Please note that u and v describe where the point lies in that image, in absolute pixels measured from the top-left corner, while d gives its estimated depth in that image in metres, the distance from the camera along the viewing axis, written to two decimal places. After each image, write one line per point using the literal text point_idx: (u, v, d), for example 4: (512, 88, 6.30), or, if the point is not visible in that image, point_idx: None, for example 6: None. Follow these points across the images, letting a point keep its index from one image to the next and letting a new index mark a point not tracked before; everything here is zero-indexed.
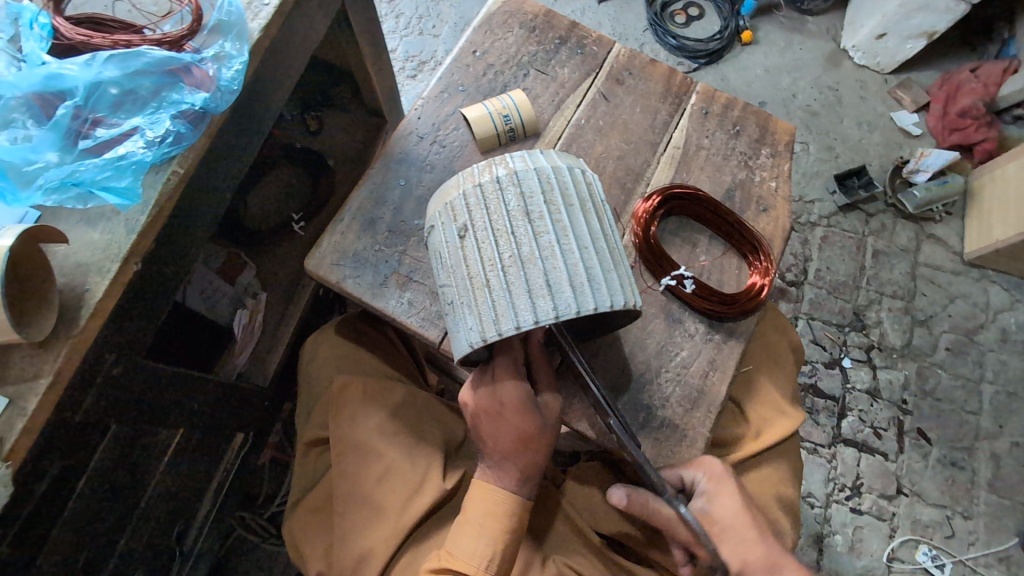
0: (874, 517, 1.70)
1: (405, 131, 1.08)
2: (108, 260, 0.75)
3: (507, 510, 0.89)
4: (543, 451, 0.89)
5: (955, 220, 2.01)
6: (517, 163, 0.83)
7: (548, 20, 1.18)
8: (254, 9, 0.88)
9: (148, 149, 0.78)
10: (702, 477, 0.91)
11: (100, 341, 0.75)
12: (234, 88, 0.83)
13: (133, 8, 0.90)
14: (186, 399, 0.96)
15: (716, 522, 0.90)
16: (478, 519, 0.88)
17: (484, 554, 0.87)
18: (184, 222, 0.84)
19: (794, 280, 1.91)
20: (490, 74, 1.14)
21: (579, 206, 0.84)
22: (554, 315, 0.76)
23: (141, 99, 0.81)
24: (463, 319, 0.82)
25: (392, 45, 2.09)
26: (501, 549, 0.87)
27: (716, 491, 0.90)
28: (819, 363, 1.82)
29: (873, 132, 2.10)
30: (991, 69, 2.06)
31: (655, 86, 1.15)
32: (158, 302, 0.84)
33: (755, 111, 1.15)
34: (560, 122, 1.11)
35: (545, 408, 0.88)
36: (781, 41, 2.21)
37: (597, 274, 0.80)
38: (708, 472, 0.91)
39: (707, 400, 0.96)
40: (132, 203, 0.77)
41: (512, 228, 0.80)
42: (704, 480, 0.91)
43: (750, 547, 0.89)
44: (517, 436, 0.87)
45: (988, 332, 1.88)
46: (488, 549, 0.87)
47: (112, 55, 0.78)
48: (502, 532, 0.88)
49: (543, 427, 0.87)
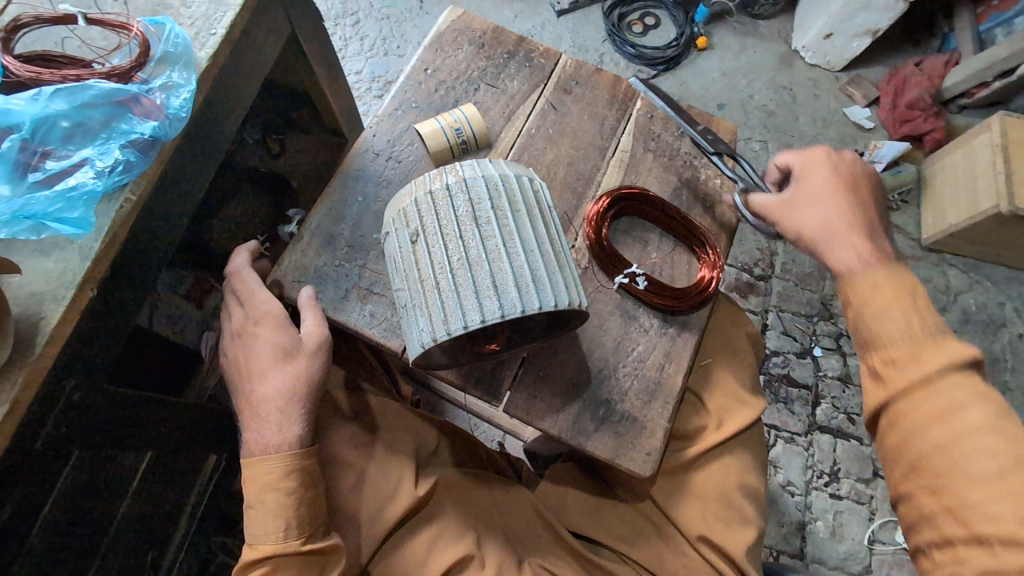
0: (853, 501, 1.74)
1: (361, 148, 1.11)
2: (62, 288, 0.77)
3: (314, 384, 0.92)
4: (324, 357, 0.93)
5: (911, 208, 2.09)
6: (466, 171, 0.86)
7: (495, 36, 1.23)
8: (201, 40, 0.91)
9: (98, 178, 0.80)
10: (799, 162, 1.06)
11: (58, 368, 0.77)
12: (183, 114, 0.86)
13: (83, 44, 0.91)
14: (152, 423, 0.97)
15: (802, 196, 1.02)
16: (315, 493, 0.91)
17: (290, 446, 0.89)
18: (142, 246, 0.87)
19: (762, 274, 1.97)
20: (441, 90, 1.17)
21: (525, 212, 0.87)
22: (500, 314, 0.80)
23: (92, 131, 0.83)
24: (415, 321, 0.85)
25: (358, 67, 2.13)
26: (296, 508, 0.88)
27: (809, 171, 1.04)
28: (791, 355, 1.87)
29: (827, 128, 2.19)
30: (934, 62, 2.16)
31: (602, 93, 1.20)
32: (121, 328, 0.86)
33: (697, 113, 1.21)
34: (512, 132, 1.15)
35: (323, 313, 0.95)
36: (734, 45, 2.30)
37: (542, 275, 0.83)
38: (810, 158, 1.05)
39: (664, 391, 0.99)
40: (85, 233, 0.79)
41: (460, 233, 0.84)
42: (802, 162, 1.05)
43: (808, 219, 1.00)
44: (274, 348, 0.91)
45: (950, 313, 1.95)
46: (289, 480, 0.87)
47: (57, 89, 0.80)
48: (290, 476, 0.88)
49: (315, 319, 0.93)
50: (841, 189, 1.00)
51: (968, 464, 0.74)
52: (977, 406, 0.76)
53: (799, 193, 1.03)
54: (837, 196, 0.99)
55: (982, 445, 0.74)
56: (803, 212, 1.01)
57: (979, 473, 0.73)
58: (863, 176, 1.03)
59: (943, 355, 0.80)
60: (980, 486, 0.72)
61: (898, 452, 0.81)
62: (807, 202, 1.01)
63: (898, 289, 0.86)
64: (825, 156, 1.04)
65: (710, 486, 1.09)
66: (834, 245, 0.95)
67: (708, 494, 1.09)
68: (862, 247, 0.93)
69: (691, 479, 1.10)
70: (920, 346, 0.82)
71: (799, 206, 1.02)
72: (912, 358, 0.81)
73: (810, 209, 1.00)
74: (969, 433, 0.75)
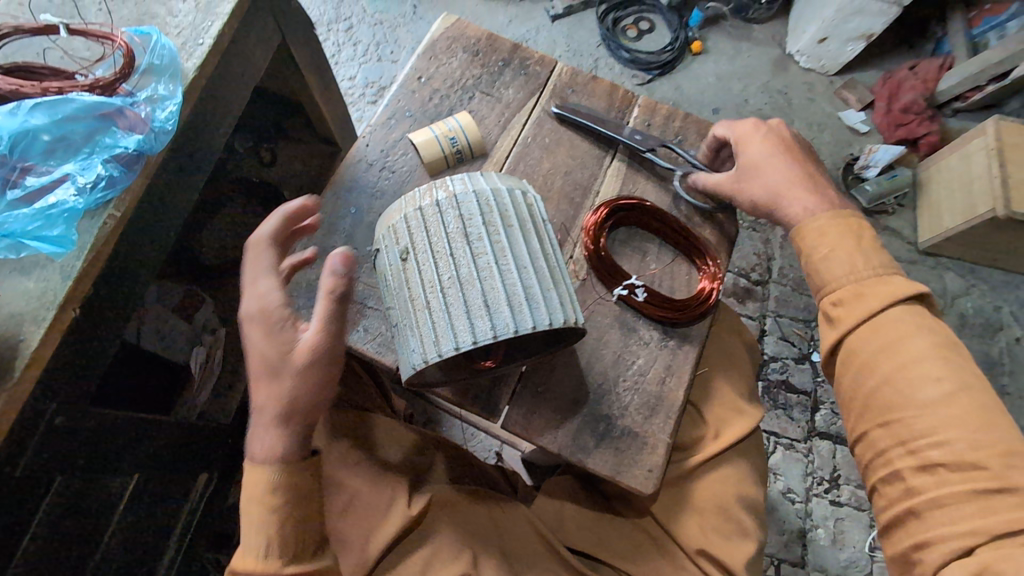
0: (853, 508, 1.72)
1: (354, 158, 1.09)
2: (43, 308, 0.74)
3: (307, 403, 0.81)
4: (316, 377, 0.80)
5: (907, 212, 2.09)
6: (456, 186, 0.84)
7: (490, 43, 1.21)
8: (187, 50, 0.89)
9: (79, 195, 0.78)
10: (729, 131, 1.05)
11: (39, 391, 0.74)
12: (169, 127, 0.84)
13: (65, 55, 0.89)
14: (139, 445, 0.94)
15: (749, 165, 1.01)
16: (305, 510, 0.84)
17: (275, 463, 0.81)
18: (127, 263, 0.84)
19: (759, 279, 1.96)
20: (436, 99, 1.15)
21: (518, 227, 0.85)
22: (492, 334, 0.78)
23: (74, 146, 0.81)
24: (406, 341, 0.82)
25: (351, 72, 2.11)
26: (281, 525, 0.80)
27: (745, 138, 1.02)
28: (789, 360, 1.86)
29: (823, 132, 2.18)
30: (928, 67, 2.16)
31: (598, 101, 1.19)
32: (106, 347, 0.84)
33: (695, 120, 1.19)
34: (507, 141, 1.13)
35: (335, 308, 0.77)
36: (729, 49, 2.29)
37: (535, 293, 0.81)
38: (735, 126, 1.05)
39: (665, 406, 0.97)
40: (66, 251, 0.76)
41: (451, 250, 0.81)
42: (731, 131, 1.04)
43: (762, 189, 0.99)
44: (266, 355, 0.81)
45: (947, 317, 1.94)
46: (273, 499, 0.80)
47: (38, 103, 0.77)
48: (275, 494, 0.80)
49: (321, 319, 0.77)
50: (778, 150, 1.01)
51: (916, 388, 0.76)
52: (924, 339, 0.79)
53: (744, 165, 1.01)
54: (775, 157, 1.00)
55: (926, 373, 0.76)
56: (756, 185, 0.99)
57: (924, 401, 0.75)
58: (788, 134, 1.04)
59: (888, 291, 0.82)
60: (925, 413, 0.75)
61: (850, 393, 0.83)
62: (754, 172, 1.00)
63: (846, 232, 0.89)
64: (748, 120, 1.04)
65: (711, 499, 1.07)
66: (787, 200, 0.97)
67: (708, 507, 1.07)
68: (811, 199, 0.96)
69: (691, 491, 1.08)
70: (865, 284, 0.84)
71: (751, 176, 1.00)
72: (857, 298, 0.83)
73: (760, 178, 0.99)
74: (917, 360, 0.77)
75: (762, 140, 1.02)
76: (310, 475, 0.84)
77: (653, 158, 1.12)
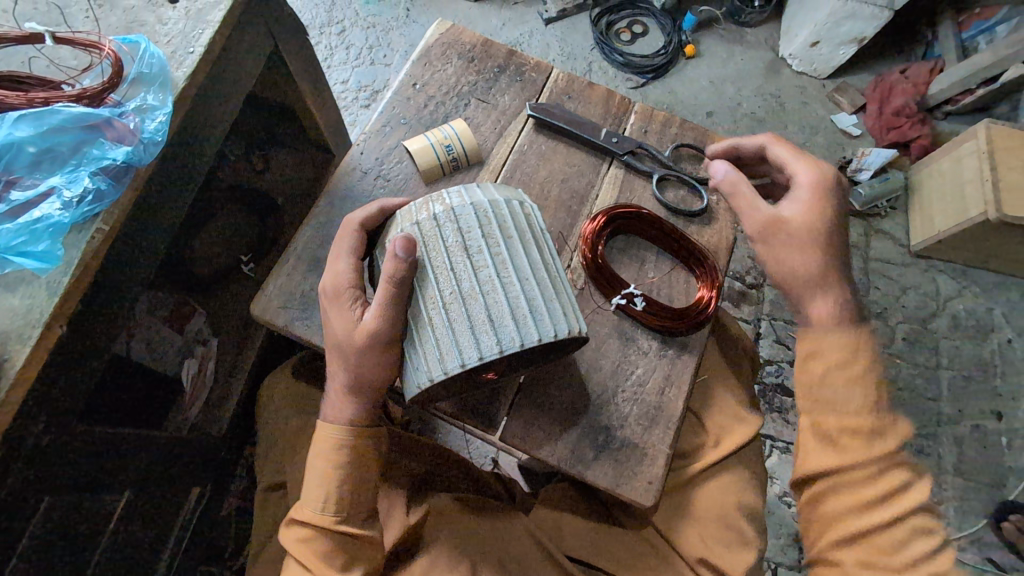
0: None
1: (349, 166, 1.08)
2: (27, 327, 0.72)
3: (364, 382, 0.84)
4: (372, 360, 0.82)
5: (899, 215, 2.10)
6: (453, 199, 0.82)
7: (485, 49, 1.20)
8: (177, 59, 0.87)
9: (65, 210, 0.76)
10: (806, 175, 0.95)
11: (25, 410, 0.72)
12: (158, 138, 0.82)
13: (52, 64, 0.87)
14: (128, 462, 0.92)
15: (794, 228, 0.91)
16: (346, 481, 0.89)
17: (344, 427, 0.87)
18: (116, 278, 0.82)
19: (754, 283, 1.96)
20: (431, 105, 1.14)
21: (517, 237, 0.84)
22: (498, 349, 0.76)
23: (61, 158, 0.79)
24: (410, 359, 0.81)
25: (344, 76, 2.09)
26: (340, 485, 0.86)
27: (814, 203, 0.92)
28: (785, 363, 1.86)
29: (816, 135, 2.19)
30: (918, 70, 2.17)
31: (594, 108, 1.18)
32: (95, 363, 0.82)
33: (692, 127, 1.19)
34: (503, 149, 1.12)
35: (393, 292, 0.78)
36: (722, 52, 2.29)
37: (538, 304, 0.80)
38: (815, 176, 0.94)
39: (664, 416, 0.96)
40: (51, 267, 0.74)
41: (452, 265, 0.80)
42: (808, 178, 0.94)
43: (790, 263, 0.91)
44: (339, 330, 0.83)
45: (940, 320, 1.95)
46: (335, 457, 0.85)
47: (22, 115, 0.76)
48: (340, 452, 0.86)
49: (380, 304, 0.79)
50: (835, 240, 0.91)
51: (904, 549, 0.79)
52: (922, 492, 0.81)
53: (794, 224, 0.91)
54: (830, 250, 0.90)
55: (919, 525, 0.80)
56: (791, 255, 0.91)
57: (910, 558, 0.79)
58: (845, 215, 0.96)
59: (898, 436, 0.83)
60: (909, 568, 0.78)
61: (838, 515, 0.83)
62: (799, 242, 0.90)
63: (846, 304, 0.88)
64: (827, 180, 0.94)
65: (710, 508, 1.06)
66: (812, 288, 0.90)
67: (708, 517, 1.06)
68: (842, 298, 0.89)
69: (690, 499, 1.08)
70: (885, 422, 0.83)
71: (791, 242, 0.91)
72: (878, 434, 0.83)
73: (797, 252, 0.90)
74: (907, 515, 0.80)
75: (802, 176, 0.95)
76: (370, 447, 0.88)
77: (631, 161, 1.12)
